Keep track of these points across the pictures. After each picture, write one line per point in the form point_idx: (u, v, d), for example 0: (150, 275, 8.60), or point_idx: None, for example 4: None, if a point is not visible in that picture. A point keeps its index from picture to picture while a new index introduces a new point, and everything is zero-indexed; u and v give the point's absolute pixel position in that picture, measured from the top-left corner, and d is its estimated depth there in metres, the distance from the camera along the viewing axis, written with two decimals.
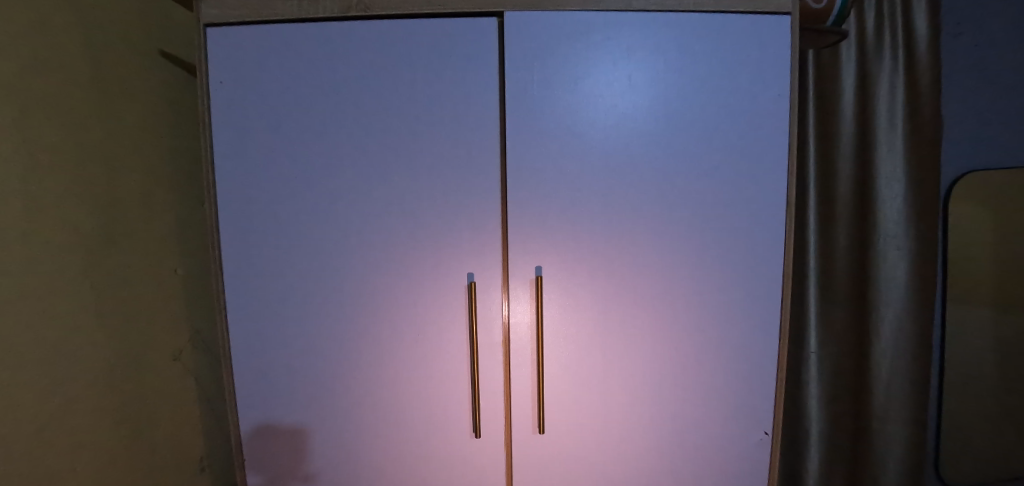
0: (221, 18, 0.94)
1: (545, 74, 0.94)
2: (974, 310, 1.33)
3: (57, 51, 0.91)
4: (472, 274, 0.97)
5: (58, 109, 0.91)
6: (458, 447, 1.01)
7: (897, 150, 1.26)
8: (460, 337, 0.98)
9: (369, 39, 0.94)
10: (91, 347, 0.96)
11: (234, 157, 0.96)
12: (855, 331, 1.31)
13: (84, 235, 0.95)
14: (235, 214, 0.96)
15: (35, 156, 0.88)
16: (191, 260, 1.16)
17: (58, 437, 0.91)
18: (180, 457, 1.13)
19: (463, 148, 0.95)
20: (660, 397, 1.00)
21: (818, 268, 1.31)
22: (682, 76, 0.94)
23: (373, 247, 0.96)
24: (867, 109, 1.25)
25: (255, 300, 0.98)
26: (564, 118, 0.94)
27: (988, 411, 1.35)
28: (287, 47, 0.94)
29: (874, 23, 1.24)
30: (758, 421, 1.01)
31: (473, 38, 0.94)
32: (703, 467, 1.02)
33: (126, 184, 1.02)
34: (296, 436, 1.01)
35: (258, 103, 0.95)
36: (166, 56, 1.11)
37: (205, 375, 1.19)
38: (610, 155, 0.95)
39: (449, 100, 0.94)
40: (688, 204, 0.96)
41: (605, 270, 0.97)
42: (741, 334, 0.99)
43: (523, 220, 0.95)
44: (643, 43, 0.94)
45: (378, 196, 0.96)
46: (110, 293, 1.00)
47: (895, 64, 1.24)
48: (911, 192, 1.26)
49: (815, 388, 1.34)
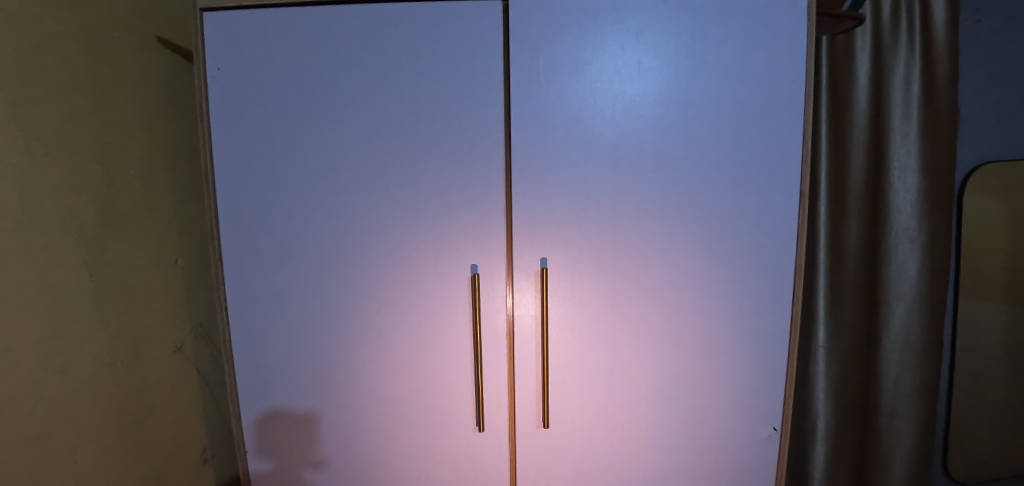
0: (218, 3, 0.91)
1: (550, 60, 0.91)
2: (986, 304, 1.30)
3: (53, 41, 0.89)
4: (476, 266, 0.95)
5: (54, 98, 0.89)
6: (461, 443, 0.99)
7: (911, 141, 1.23)
8: (464, 329, 0.97)
9: (370, 24, 0.92)
10: (89, 339, 0.95)
11: (234, 145, 0.94)
12: (864, 325, 1.29)
13: (82, 228, 0.94)
14: (234, 206, 0.95)
15: (32, 149, 0.86)
16: (191, 250, 1.14)
17: (60, 429, 0.91)
18: (181, 450, 1.12)
19: (467, 138, 0.93)
20: (668, 390, 0.99)
21: (829, 263, 1.28)
22: (692, 63, 0.91)
23: (373, 239, 0.95)
24: (881, 98, 1.22)
25: (256, 292, 0.97)
26: (570, 106, 0.92)
27: (997, 408, 1.33)
28: (286, 32, 0.92)
29: (891, 7, 1.20)
30: (768, 416, 1.00)
31: (478, 22, 0.91)
32: (711, 463, 1.01)
33: (126, 176, 1.01)
34: (302, 423, 1.00)
35: (256, 92, 0.93)
36: (164, 43, 1.09)
37: (206, 367, 1.18)
38: (618, 145, 0.92)
39: (454, 87, 0.92)
40: (697, 196, 0.94)
41: (611, 263, 0.95)
42: (750, 327, 0.97)
43: (528, 210, 0.93)
44: (653, 27, 0.91)
45: (379, 186, 0.94)
46: (111, 283, 0.98)
47: (911, 51, 1.21)
48: (924, 185, 1.23)
49: (824, 381, 1.32)
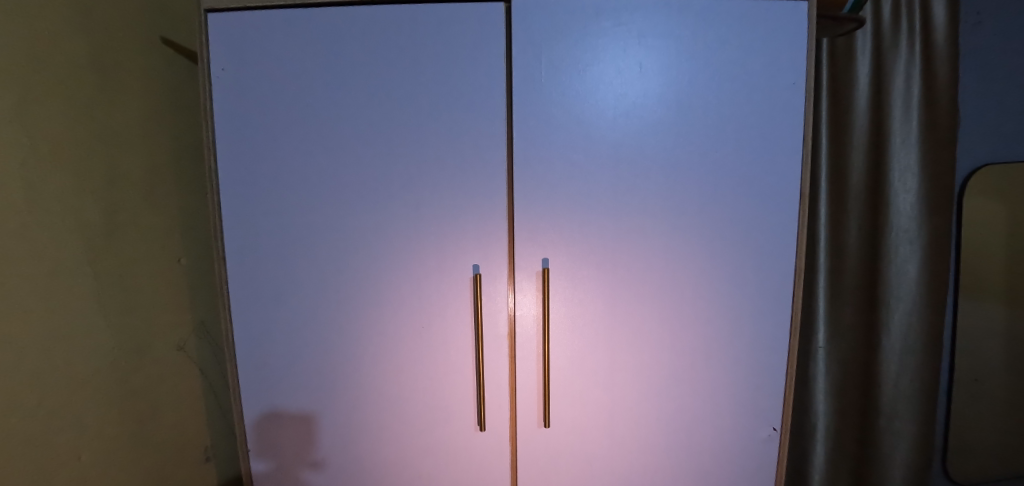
0: (222, 3, 0.92)
1: (552, 62, 0.91)
2: (986, 305, 1.30)
3: (58, 42, 0.90)
4: (477, 266, 0.96)
5: (58, 98, 0.90)
6: (461, 443, 1.00)
7: (911, 143, 1.23)
8: (466, 329, 0.97)
9: (373, 25, 0.92)
10: (93, 337, 0.95)
11: (237, 146, 0.94)
12: (864, 326, 1.30)
13: (87, 227, 0.94)
14: (237, 206, 0.95)
15: (36, 148, 0.87)
16: (194, 250, 1.14)
17: (63, 426, 0.91)
18: (183, 449, 1.12)
19: (469, 139, 0.93)
20: (666, 391, 0.99)
21: (829, 264, 1.29)
22: (693, 65, 0.92)
23: (376, 239, 0.95)
24: (881, 100, 1.23)
25: (258, 291, 0.97)
26: (571, 107, 0.92)
27: (996, 409, 1.33)
28: (290, 33, 0.92)
29: (892, 10, 1.21)
30: (767, 417, 1.00)
31: (480, 24, 0.92)
32: (710, 464, 1.01)
33: (129, 176, 1.01)
34: (302, 424, 1.01)
35: (259, 92, 0.93)
36: (169, 44, 1.09)
37: (209, 366, 1.18)
38: (620, 146, 0.93)
39: (457, 88, 0.93)
40: (697, 197, 0.94)
41: (612, 264, 0.96)
42: (750, 328, 0.98)
43: (530, 211, 0.94)
44: (654, 29, 0.91)
45: (382, 186, 0.94)
46: (114, 282, 0.99)
47: (911, 53, 1.21)
48: (924, 186, 1.24)
49: (823, 382, 1.33)
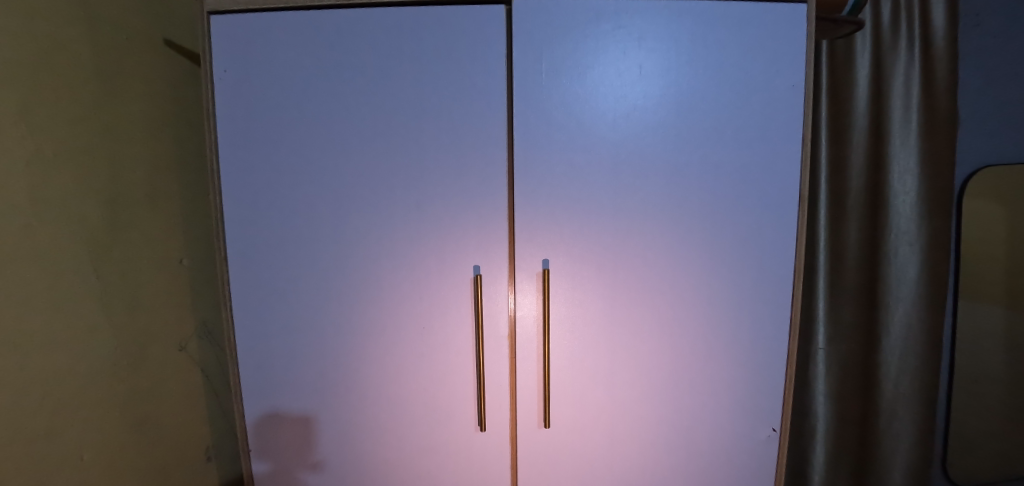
0: (224, 6, 0.92)
1: (552, 64, 0.92)
2: (986, 306, 1.30)
3: (62, 44, 0.90)
4: (478, 267, 0.96)
5: (62, 99, 0.90)
6: (461, 444, 1.00)
7: (910, 145, 1.23)
8: (466, 329, 0.98)
9: (375, 28, 0.93)
10: (95, 337, 0.96)
11: (239, 147, 0.95)
12: (863, 327, 1.30)
13: (89, 228, 0.95)
14: (238, 207, 0.96)
15: (40, 149, 0.87)
16: (195, 250, 1.15)
17: (67, 425, 0.92)
18: (184, 450, 1.13)
19: (470, 140, 0.94)
20: (665, 393, 0.99)
21: (829, 265, 1.29)
22: (693, 67, 0.92)
23: (377, 240, 0.96)
24: (881, 101, 1.23)
25: (259, 292, 0.98)
26: (571, 109, 0.93)
27: (996, 410, 1.34)
28: (291, 35, 0.93)
29: (891, 11, 1.21)
30: (767, 417, 1.00)
31: (480, 26, 0.92)
32: (709, 465, 1.02)
33: (131, 176, 1.02)
34: (301, 425, 1.01)
35: (262, 94, 0.94)
36: (171, 46, 1.10)
37: (211, 366, 1.19)
38: (620, 147, 0.93)
39: (457, 90, 0.93)
40: (697, 199, 0.95)
41: (612, 266, 0.96)
42: (750, 328, 0.98)
43: (530, 212, 0.94)
44: (654, 31, 0.92)
45: (383, 187, 0.95)
46: (118, 282, 1.00)
47: (911, 55, 1.21)
48: (924, 188, 1.24)
49: (823, 383, 1.33)
